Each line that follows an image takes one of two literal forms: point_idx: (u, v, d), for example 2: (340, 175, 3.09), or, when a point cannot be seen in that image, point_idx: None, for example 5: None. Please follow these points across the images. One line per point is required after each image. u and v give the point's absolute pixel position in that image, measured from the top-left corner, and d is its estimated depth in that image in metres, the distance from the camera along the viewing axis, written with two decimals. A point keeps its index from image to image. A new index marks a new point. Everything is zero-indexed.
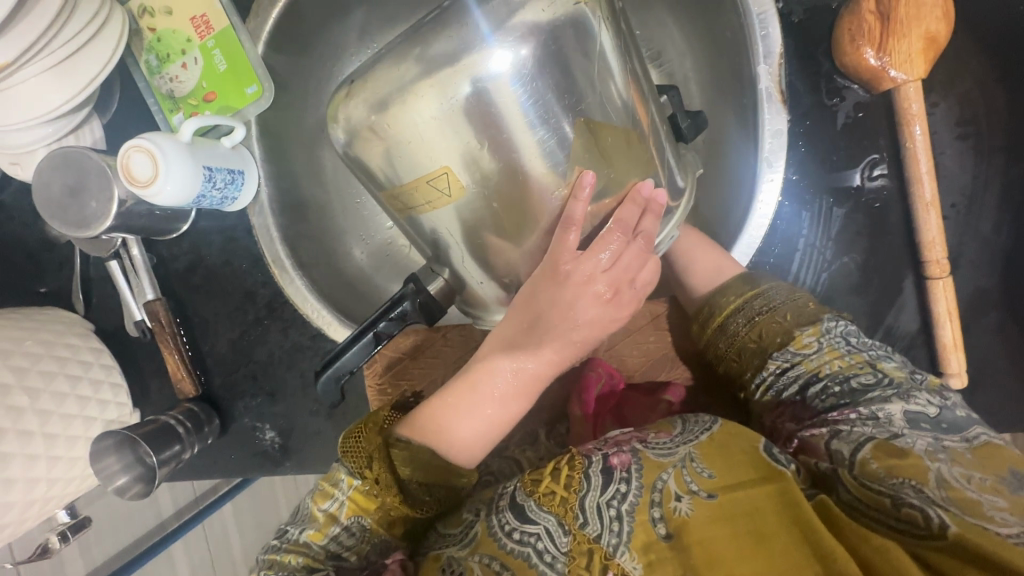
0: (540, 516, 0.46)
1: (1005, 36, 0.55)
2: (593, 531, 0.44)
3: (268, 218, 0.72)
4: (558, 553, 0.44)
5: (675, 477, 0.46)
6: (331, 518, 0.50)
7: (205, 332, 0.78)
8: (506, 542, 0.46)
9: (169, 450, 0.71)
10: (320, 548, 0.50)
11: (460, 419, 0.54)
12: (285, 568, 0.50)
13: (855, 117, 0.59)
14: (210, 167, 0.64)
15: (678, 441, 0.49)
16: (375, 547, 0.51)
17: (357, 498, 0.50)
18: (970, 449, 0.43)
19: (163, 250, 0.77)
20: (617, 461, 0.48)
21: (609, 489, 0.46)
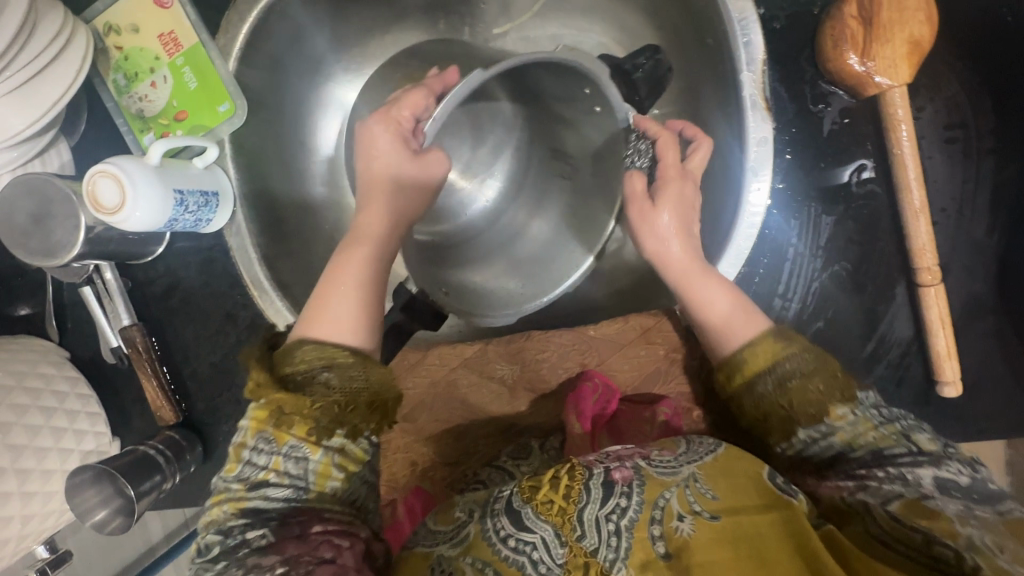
0: (537, 525, 0.43)
1: (990, 38, 0.54)
2: (591, 546, 0.42)
3: (246, 238, 0.70)
4: (553, 564, 0.42)
5: (678, 495, 0.44)
6: (239, 446, 0.46)
7: (185, 356, 0.76)
8: (501, 549, 0.43)
9: (149, 481, 0.69)
10: (242, 485, 0.45)
11: (316, 312, 0.52)
12: (216, 523, 0.44)
13: (842, 123, 0.57)
14: (180, 190, 0.62)
15: (682, 459, 0.47)
16: (294, 460, 0.46)
17: (256, 413, 0.47)
18: (1002, 521, 0.40)
19: (138, 274, 0.75)
20: (619, 476, 0.45)
21: (609, 503, 0.44)
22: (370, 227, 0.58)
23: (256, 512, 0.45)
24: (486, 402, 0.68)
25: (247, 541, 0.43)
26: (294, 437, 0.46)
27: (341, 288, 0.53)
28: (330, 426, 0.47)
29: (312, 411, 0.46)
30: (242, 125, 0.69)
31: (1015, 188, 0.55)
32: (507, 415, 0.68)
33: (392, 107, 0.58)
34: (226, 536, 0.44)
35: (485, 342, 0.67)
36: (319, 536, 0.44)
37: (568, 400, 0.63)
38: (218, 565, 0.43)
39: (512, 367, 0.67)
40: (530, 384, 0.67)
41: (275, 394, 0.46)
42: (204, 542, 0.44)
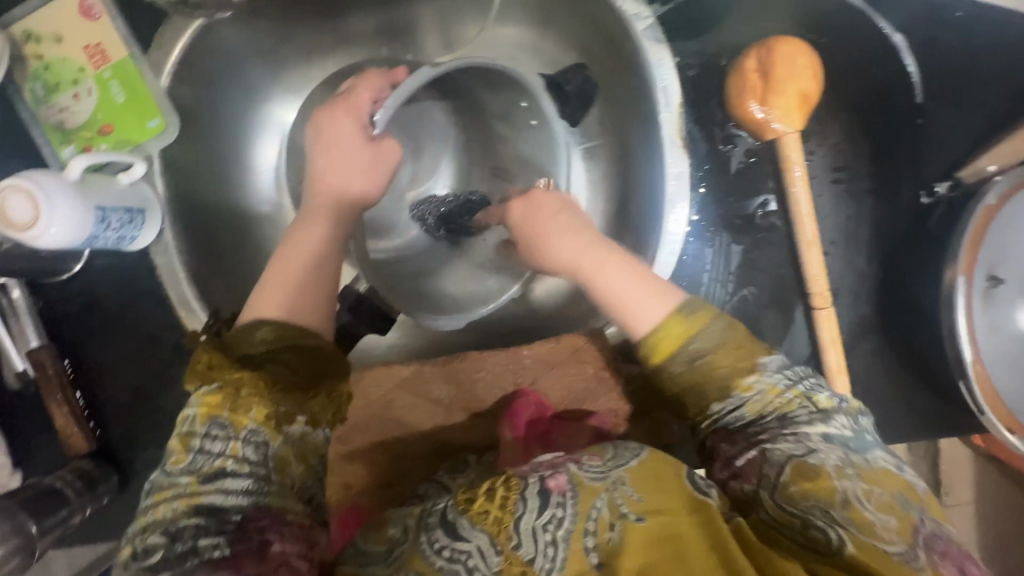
0: (473, 534, 0.44)
1: (867, 94, 0.62)
2: (527, 556, 0.43)
3: (173, 258, 0.67)
4: (489, 572, 0.42)
5: (609, 503, 0.44)
6: (188, 435, 0.45)
7: (102, 380, 0.72)
8: (435, 560, 0.43)
9: (55, 516, 0.65)
10: (192, 479, 0.44)
11: (264, 294, 0.52)
12: (160, 526, 0.42)
13: (747, 162, 0.64)
14: (102, 206, 0.60)
15: (610, 463, 0.48)
16: (253, 446, 0.45)
17: (208, 399, 0.46)
18: (871, 469, 0.47)
19: (51, 292, 0.71)
20: (554, 485, 0.45)
21: (546, 514, 0.44)
22: (333, 209, 0.59)
23: (210, 510, 0.43)
24: (422, 423, 0.69)
25: (197, 551, 0.41)
26: (254, 422, 0.45)
27: (289, 273, 0.53)
28: (287, 412, 0.47)
29: (272, 393, 0.46)
30: (173, 142, 0.68)
31: (890, 224, 0.63)
32: (443, 433, 0.69)
33: (349, 95, 0.61)
34: (173, 540, 0.42)
35: (420, 363, 0.68)
36: (279, 556, 0.42)
37: (503, 415, 0.65)
38: (161, 575, 0.41)
39: (448, 387, 0.68)
40: (466, 404, 0.68)
41: (231, 375, 0.46)
42: (141, 546, 0.42)
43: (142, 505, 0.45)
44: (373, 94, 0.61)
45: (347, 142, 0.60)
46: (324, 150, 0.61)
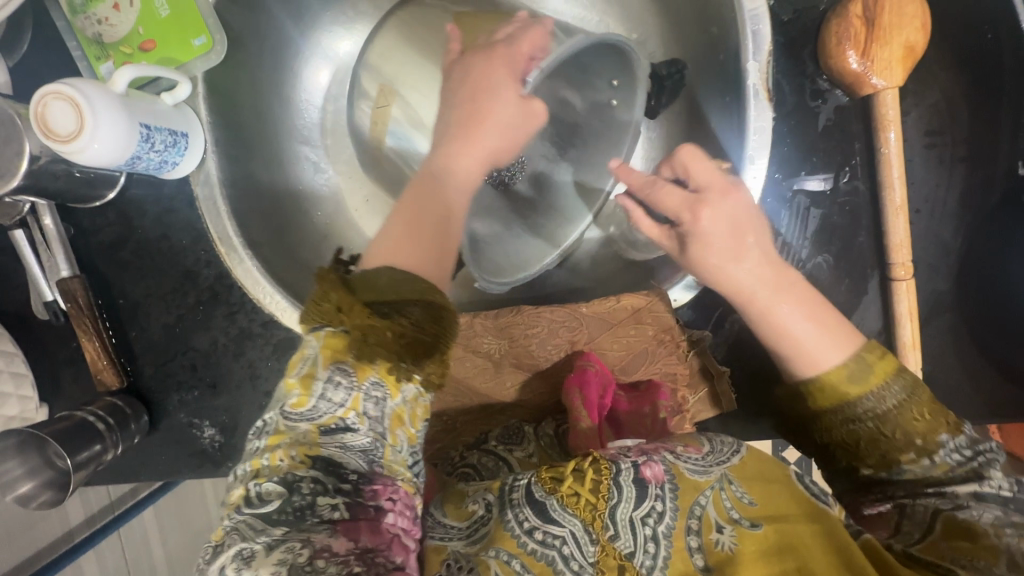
0: (566, 519, 0.45)
1: (969, 53, 0.58)
2: (628, 548, 0.44)
3: (214, 189, 0.64)
4: (586, 562, 0.44)
5: (714, 503, 0.46)
6: (309, 378, 0.44)
7: (134, 316, 0.68)
8: (528, 541, 0.45)
9: (87, 450, 0.61)
10: (312, 427, 0.43)
11: (392, 235, 0.53)
12: (275, 473, 0.41)
13: (834, 120, 0.60)
14: (147, 124, 0.56)
15: (710, 459, 0.50)
16: (373, 400, 0.45)
17: (331, 341, 0.45)
18: None
19: (83, 220, 0.67)
20: (650, 475, 0.47)
21: (643, 505, 0.46)
22: (462, 157, 0.59)
23: (325, 466, 0.42)
24: (471, 377, 0.66)
25: (314, 508, 0.40)
26: (377, 374, 0.45)
27: (417, 214, 0.54)
28: (408, 368, 0.45)
29: (395, 347, 0.45)
30: (219, 64, 0.63)
31: (981, 194, 0.60)
32: (492, 392, 0.67)
33: (510, 45, 0.59)
34: (290, 490, 0.40)
35: (473, 315, 0.65)
36: (391, 529, 0.41)
37: (571, 381, 0.62)
38: (277, 528, 0.39)
39: (499, 342, 0.65)
40: (517, 360, 0.66)
41: (359, 318, 0.44)
42: (256, 491, 0.40)
43: (253, 448, 0.44)
44: (532, 51, 0.59)
45: (481, 92, 0.59)
46: (467, 91, 0.60)
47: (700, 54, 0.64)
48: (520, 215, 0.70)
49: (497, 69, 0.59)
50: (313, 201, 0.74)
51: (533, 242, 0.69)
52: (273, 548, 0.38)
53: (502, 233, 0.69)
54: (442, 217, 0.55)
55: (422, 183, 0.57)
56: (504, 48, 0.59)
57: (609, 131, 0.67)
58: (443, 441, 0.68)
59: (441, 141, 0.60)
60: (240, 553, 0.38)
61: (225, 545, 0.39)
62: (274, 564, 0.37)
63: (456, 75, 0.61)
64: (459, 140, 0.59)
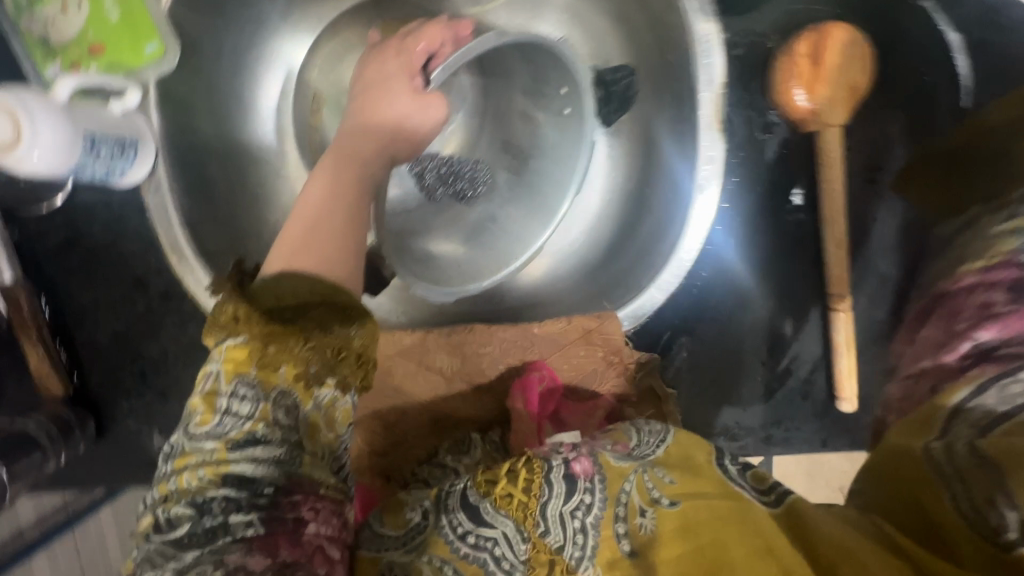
0: (498, 520, 0.47)
1: (912, 92, 0.60)
2: (556, 542, 0.46)
3: (166, 198, 0.63)
4: (517, 560, 0.46)
5: (637, 489, 0.47)
6: (212, 396, 0.47)
7: (81, 322, 0.67)
8: (460, 546, 0.46)
9: (27, 460, 0.61)
10: (218, 446, 0.46)
11: (291, 232, 0.53)
12: (185, 496, 0.45)
13: (782, 153, 0.61)
14: (94, 134, 0.56)
15: (636, 452, 0.52)
16: (284, 409, 0.48)
17: (234, 354, 0.48)
18: None
19: (29, 224, 0.65)
20: (580, 468, 0.49)
21: (573, 499, 0.47)
22: (363, 150, 0.60)
23: (240, 482, 0.46)
24: (422, 392, 0.67)
25: (227, 527, 0.44)
26: (284, 383, 0.48)
27: (322, 206, 0.55)
28: (318, 374, 0.49)
29: (302, 351, 0.48)
30: (173, 72, 0.62)
31: (919, 229, 0.62)
32: (444, 407, 0.68)
33: (409, 38, 0.64)
34: (200, 512, 0.45)
35: (425, 333, 0.66)
36: (314, 539, 0.46)
37: (516, 385, 0.65)
38: (189, 551, 0.44)
39: (452, 359, 0.66)
40: (469, 377, 0.67)
41: (259, 329, 0.48)
42: (166, 517, 0.45)
43: (162, 472, 0.47)
44: (430, 45, 0.63)
45: (382, 86, 0.63)
46: (369, 88, 0.64)
47: (659, 79, 0.64)
48: (481, 230, 0.72)
49: (397, 65, 0.63)
50: (271, 212, 0.73)
51: (483, 257, 0.70)
52: (188, 572, 0.43)
53: (459, 253, 0.71)
54: (349, 211, 0.55)
55: (327, 172, 0.58)
56: (398, 43, 0.64)
57: (561, 143, 0.68)
58: (392, 455, 0.68)
59: (343, 135, 0.62)
60: None
61: (143, 571, 0.44)
62: None
63: (356, 81, 0.65)
64: (352, 135, 0.61)
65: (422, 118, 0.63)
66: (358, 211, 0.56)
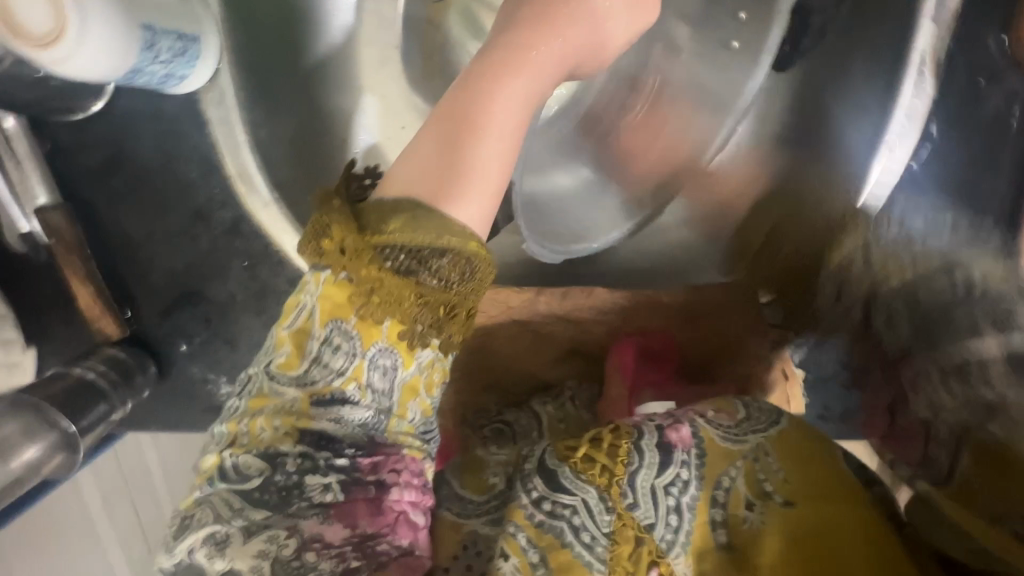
0: (579, 487, 0.37)
1: None
2: (644, 518, 0.37)
3: (230, 109, 0.52)
4: (598, 533, 0.36)
5: (745, 476, 0.39)
6: (303, 334, 0.37)
7: (132, 257, 0.58)
8: (535, 514, 0.37)
9: (92, 413, 0.56)
10: (302, 395, 0.37)
11: (419, 151, 0.39)
12: (256, 446, 0.36)
13: None
14: (150, 25, 0.42)
15: (746, 426, 0.41)
16: (380, 371, 0.38)
17: (330, 290, 0.37)
18: None
19: (61, 134, 0.54)
20: (676, 438, 0.39)
21: (667, 472, 0.38)
22: (538, 49, 0.43)
23: (318, 438, 0.37)
24: (518, 356, 0.60)
25: (302, 488, 0.35)
26: (385, 341, 0.37)
27: (457, 119, 0.39)
28: (424, 332, 0.38)
29: (413, 308, 0.37)
30: None
31: None
32: (538, 369, 0.60)
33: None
34: (271, 467, 0.36)
35: (536, 291, 0.58)
36: (396, 505, 0.37)
37: (618, 347, 0.57)
38: (257, 511, 0.35)
39: (563, 326, 0.59)
40: (573, 344, 0.60)
41: (367, 270, 0.36)
42: (232, 462, 0.36)
43: (229, 410, 0.39)
44: None
45: None
46: None
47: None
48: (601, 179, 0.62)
49: None
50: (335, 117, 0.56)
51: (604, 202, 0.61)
52: (252, 534, 0.34)
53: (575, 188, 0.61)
54: (489, 128, 0.39)
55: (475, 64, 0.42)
56: None
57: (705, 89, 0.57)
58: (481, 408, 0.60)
59: (512, 12, 0.44)
60: (212, 537, 0.34)
61: (194, 518, 0.35)
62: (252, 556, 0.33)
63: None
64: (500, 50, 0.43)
65: (621, 26, 0.47)
66: (498, 132, 0.39)
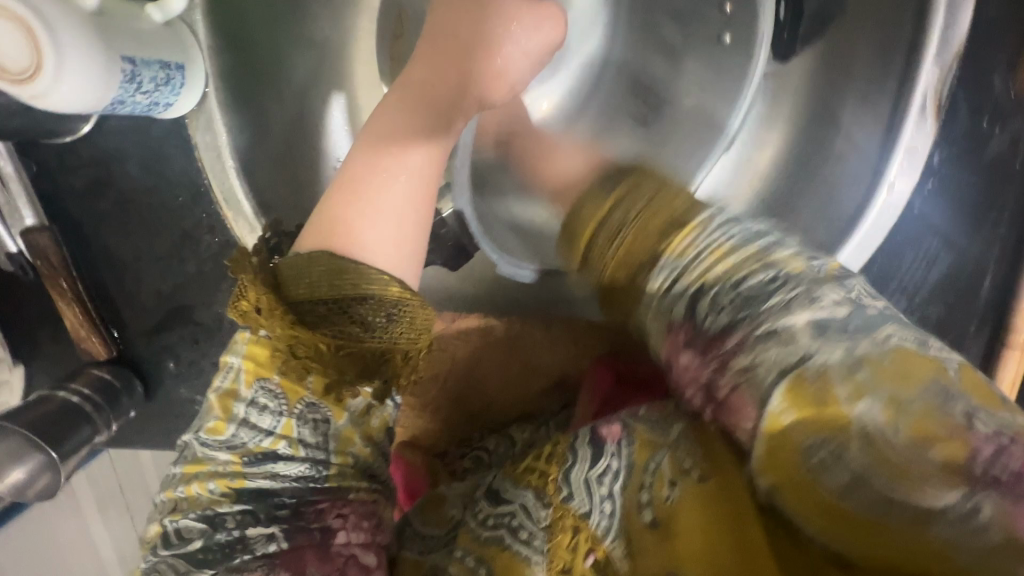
0: (518, 495, 0.39)
1: None
2: (579, 509, 0.37)
3: (218, 134, 0.50)
4: (536, 529, 0.37)
5: (671, 458, 0.36)
6: (228, 398, 0.40)
7: (119, 278, 0.57)
8: (479, 531, 0.39)
9: (76, 436, 0.55)
10: (234, 458, 0.39)
11: (333, 203, 0.40)
12: (196, 507, 0.38)
13: (1006, 150, 0.49)
14: (131, 58, 0.41)
15: (672, 415, 0.38)
16: (310, 424, 0.40)
17: (256, 351, 0.40)
18: None
19: (50, 156, 0.53)
20: (606, 432, 0.38)
21: (599, 463, 0.37)
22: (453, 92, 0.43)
23: (257, 495, 0.39)
24: (508, 384, 0.60)
25: (245, 542, 0.37)
26: (312, 396, 0.40)
27: (371, 169, 0.41)
28: (351, 382, 0.39)
29: (331, 358, 0.38)
30: None
31: None
32: (525, 400, 0.59)
33: None
34: (212, 526, 0.38)
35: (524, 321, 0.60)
36: (343, 550, 0.38)
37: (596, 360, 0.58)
38: (202, 569, 0.36)
39: (552, 351, 0.59)
40: (562, 374, 0.59)
41: (282, 329, 0.38)
42: (174, 529, 0.38)
43: (169, 475, 0.40)
44: None
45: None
46: None
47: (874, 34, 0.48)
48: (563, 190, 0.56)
49: None
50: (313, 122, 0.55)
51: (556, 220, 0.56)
52: None
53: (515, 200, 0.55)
54: (411, 173, 0.42)
55: (391, 114, 0.43)
56: None
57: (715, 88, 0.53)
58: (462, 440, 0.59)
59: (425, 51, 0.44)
60: None
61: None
62: None
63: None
64: (426, 56, 0.44)
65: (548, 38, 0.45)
66: (422, 174, 0.42)
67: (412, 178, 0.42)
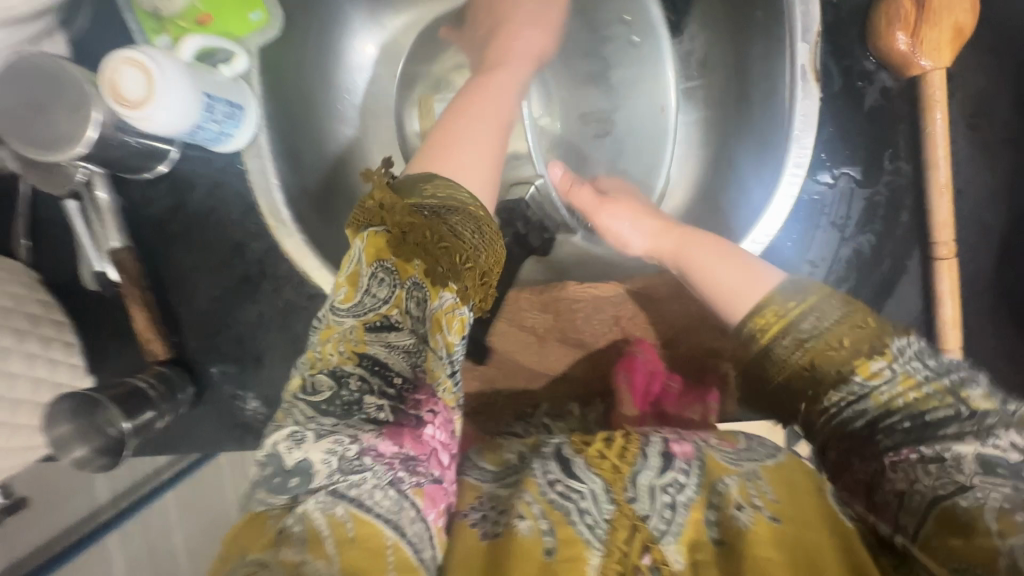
0: (588, 476, 0.45)
1: (999, 47, 0.63)
2: (642, 512, 0.43)
3: (266, 161, 0.64)
4: (599, 518, 0.43)
5: (739, 485, 0.43)
6: (355, 275, 0.47)
7: (181, 289, 0.69)
8: (549, 491, 0.44)
9: (143, 416, 0.63)
10: (358, 324, 0.46)
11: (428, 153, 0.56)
12: (326, 366, 0.44)
13: (880, 99, 0.62)
14: (209, 94, 0.58)
15: (744, 455, 0.46)
16: (415, 301, 0.47)
17: (374, 241, 0.48)
18: None
19: (134, 193, 0.68)
20: (679, 451, 0.46)
21: (667, 475, 0.44)
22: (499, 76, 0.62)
23: (372, 365, 0.44)
24: (515, 350, 0.68)
25: (361, 404, 0.43)
26: (419, 275, 0.47)
27: (448, 130, 0.58)
28: (445, 274, 0.47)
29: (435, 249, 0.47)
30: (274, 38, 0.65)
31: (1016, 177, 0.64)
32: (533, 364, 0.69)
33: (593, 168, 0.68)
34: (337, 385, 0.43)
35: (517, 290, 0.68)
36: (431, 441, 0.43)
37: (619, 366, 0.67)
38: (326, 416, 0.42)
39: (544, 316, 0.68)
40: (563, 333, 0.68)
41: (400, 216, 0.48)
42: (310, 382, 0.44)
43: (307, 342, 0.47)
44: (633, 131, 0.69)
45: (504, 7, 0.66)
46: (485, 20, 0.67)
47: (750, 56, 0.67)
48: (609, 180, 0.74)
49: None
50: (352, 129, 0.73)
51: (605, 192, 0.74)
52: (321, 436, 0.40)
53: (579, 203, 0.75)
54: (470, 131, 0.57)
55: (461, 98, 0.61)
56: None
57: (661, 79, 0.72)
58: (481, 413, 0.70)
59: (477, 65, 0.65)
60: (293, 435, 0.41)
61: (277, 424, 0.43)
62: (322, 450, 0.39)
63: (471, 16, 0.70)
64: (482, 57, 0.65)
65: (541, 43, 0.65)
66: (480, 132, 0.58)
67: (480, 130, 0.58)
